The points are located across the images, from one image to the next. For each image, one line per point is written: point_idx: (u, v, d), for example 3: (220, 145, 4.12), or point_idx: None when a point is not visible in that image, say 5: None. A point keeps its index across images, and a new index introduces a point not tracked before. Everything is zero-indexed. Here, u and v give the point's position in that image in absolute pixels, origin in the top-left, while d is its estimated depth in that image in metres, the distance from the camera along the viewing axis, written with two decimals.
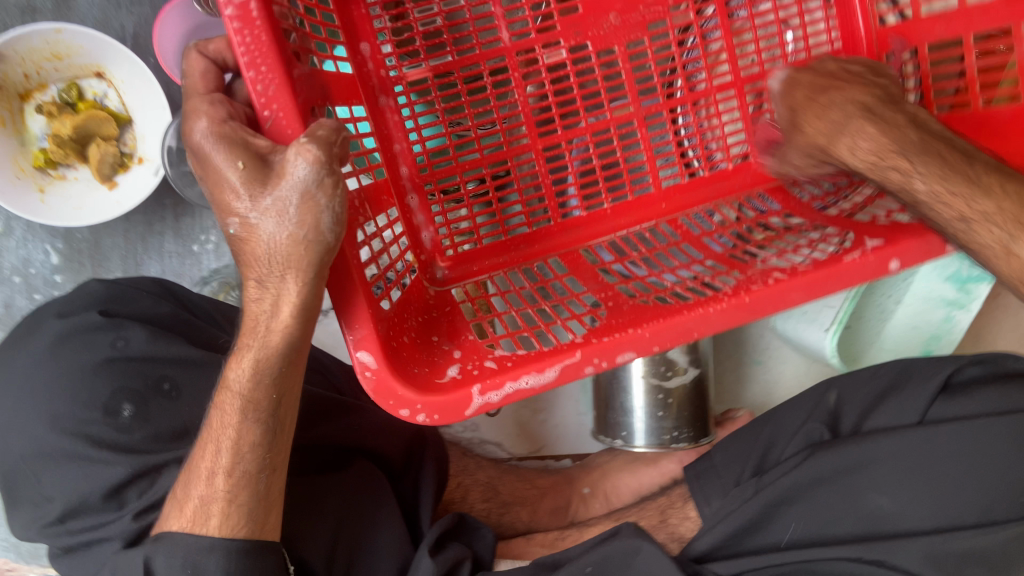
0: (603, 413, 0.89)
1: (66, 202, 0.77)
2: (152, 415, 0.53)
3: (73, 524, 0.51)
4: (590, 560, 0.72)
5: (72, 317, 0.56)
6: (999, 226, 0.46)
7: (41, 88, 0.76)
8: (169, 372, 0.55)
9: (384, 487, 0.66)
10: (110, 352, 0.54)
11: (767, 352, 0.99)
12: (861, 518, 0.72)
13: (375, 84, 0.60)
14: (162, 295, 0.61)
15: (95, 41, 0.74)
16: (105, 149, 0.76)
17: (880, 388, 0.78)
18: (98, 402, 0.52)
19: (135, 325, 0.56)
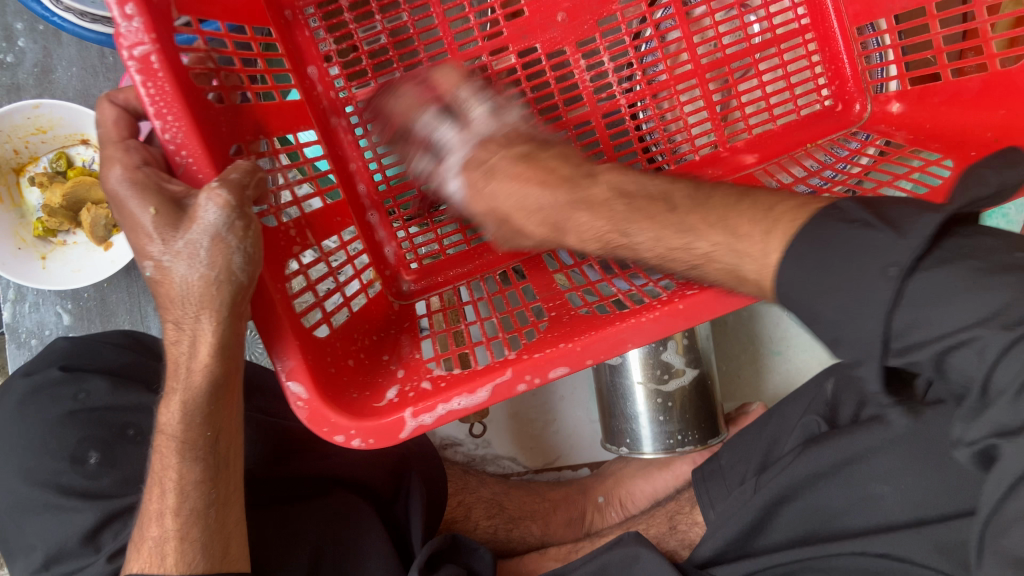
0: (608, 422, 0.87)
1: (66, 265, 0.81)
2: (118, 460, 0.61)
3: (56, 569, 0.57)
4: (588, 571, 0.77)
5: (37, 374, 0.64)
6: (732, 243, 0.44)
7: (33, 161, 0.81)
8: (131, 419, 0.62)
9: (368, 512, 0.70)
10: (71, 405, 0.62)
11: (785, 342, 0.96)
12: (863, 512, 0.71)
13: (327, 106, 0.70)
14: (126, 346, 0.69)
15: (73, 112, 0.78)
16: (95, 212, 0.80)
17: None
18: (63, 452, 0.59)
19: (93, 377, 0.64)
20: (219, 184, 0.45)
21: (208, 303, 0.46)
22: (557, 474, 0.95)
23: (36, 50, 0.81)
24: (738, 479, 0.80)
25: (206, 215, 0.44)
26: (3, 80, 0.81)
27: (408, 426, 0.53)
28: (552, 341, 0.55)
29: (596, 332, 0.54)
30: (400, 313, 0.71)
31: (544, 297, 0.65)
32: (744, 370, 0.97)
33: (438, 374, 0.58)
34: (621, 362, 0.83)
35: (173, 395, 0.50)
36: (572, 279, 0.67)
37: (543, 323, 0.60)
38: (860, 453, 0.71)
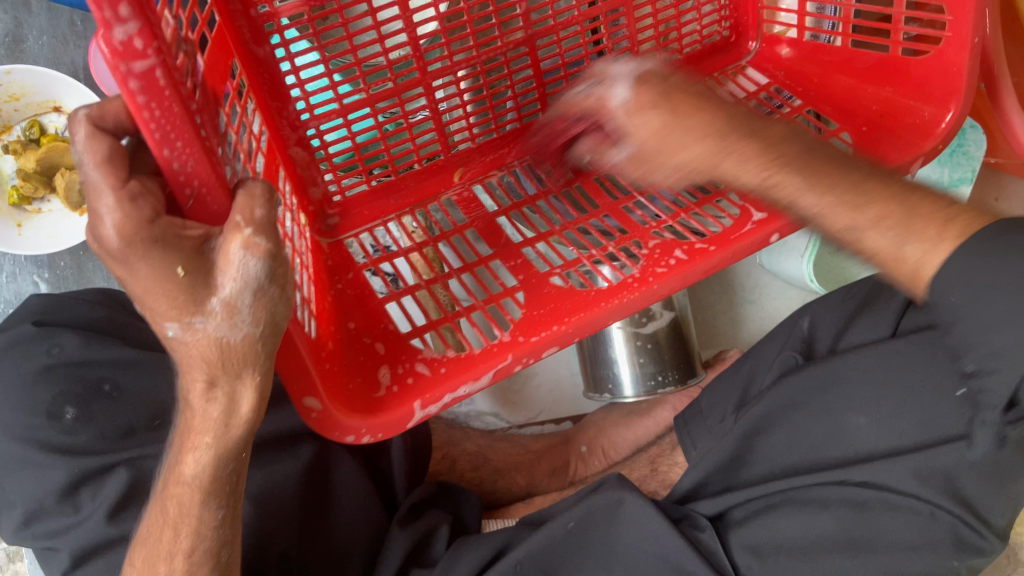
0: (590, 370, 0.88)
1: (42, 232, 0.81)
2: (95, 416, 0.58)
3: (37, 528, 0.56)
4: (571, 516, 0.70)
5: (9, 330, 0.61)
6: (886, 230, 0.48)
7: (7, 130, 0.81)
8: (106, 374, 0.59)
9: (351, 465, 0.69)
10: (45, 360, 0.59)
11: (758, 289, 0.98)
12: (841, 442, 0.72)
13: (242, 24, 0.55)
14: (99, 302, 0.64)
15: (44, 78, 0.78)
16: (70, 177, 0.80)
17: (851, 310, 0.79)
18: (38, 409, 0.57)
19: (67, 331, 0.60)
20: (251, 228, 0.37)
21: (247, 361, 0.41)
22: (539, 428, 0.96)
23: (6, 20, 0.81)
24: (720, 420, 0.81)
25: (245, 268, 0.37)
26: None
27: (416, 417, 0.55)
28: (541, 324, 0.57)
29: (583, 312, 0.57)
30: (337, 263, 0.67)
31: (500, 252, 0.65)
32: (719, 319, 0.99)
33: (429, 356, 0.58)
34: None
35: (194, 450, 0.45)
36: (527, 225, 0.68)
37: (519, 294, 0.61)
38: (836, 385, 0.73)
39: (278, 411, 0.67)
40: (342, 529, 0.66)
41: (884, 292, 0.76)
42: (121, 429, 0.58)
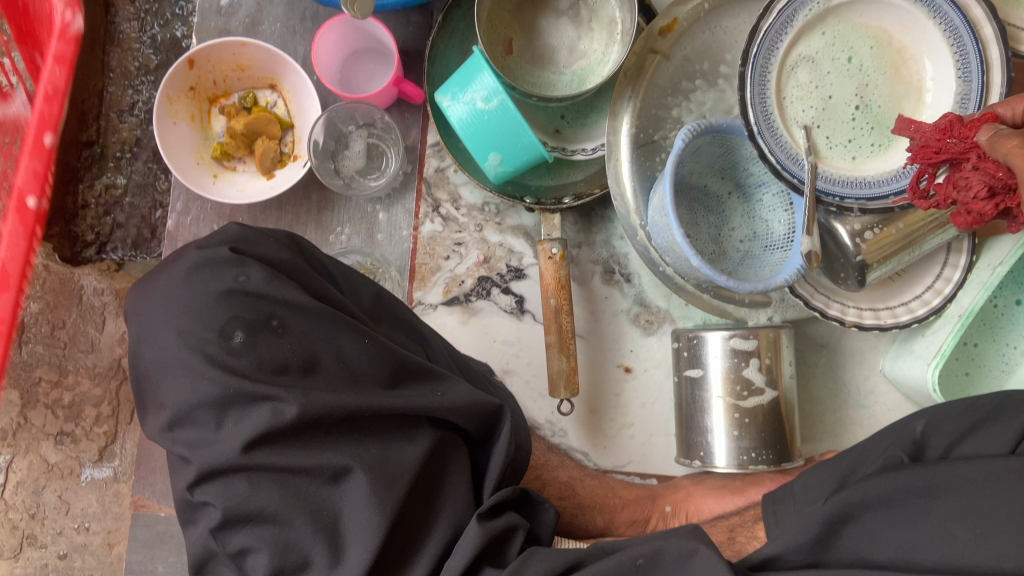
0: (684, 435, 0.88)
1: (232, 186, 0.92)
2: (258, 345, 0.66)
3: (180, 431, 0.65)
4: (641, 552, 0.67)
5: (209, 250, 0.69)
6: None
7: (226, 94, 0.93)
8: (277, 311, 0.67)
9: (456, 459, 0.73)
10: (230, 284, 0.67)
11: (873, 395, 0.97)
12: (937, 548, 0.65)
13: None
14: (286, 244, 0.73)
15: (270, 56, 0.90)
16: (268, 145, 0.91)
17: (970, 422, 0.73)
18: (214, 324, 0.66)
19: (254, 264, 0.68)
20: None
21: None
22: (625, 477, 0.96)
23: (251, 5, 0.94)
24: (810, 504, 0.76)
25: None
26: (217, 24, 0.95)
27: None
28: None
29: None
30: None
31: None
32: (826, 417, 0.98)
33: None
34: (702, 375, 0.85)
35: None
36: None
37: None
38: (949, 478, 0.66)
39: (405, 387, 0.70)
40: (438, 519, 0.68)
41: (1008, 410, 0.71)
42: (276, 363, 0.65)
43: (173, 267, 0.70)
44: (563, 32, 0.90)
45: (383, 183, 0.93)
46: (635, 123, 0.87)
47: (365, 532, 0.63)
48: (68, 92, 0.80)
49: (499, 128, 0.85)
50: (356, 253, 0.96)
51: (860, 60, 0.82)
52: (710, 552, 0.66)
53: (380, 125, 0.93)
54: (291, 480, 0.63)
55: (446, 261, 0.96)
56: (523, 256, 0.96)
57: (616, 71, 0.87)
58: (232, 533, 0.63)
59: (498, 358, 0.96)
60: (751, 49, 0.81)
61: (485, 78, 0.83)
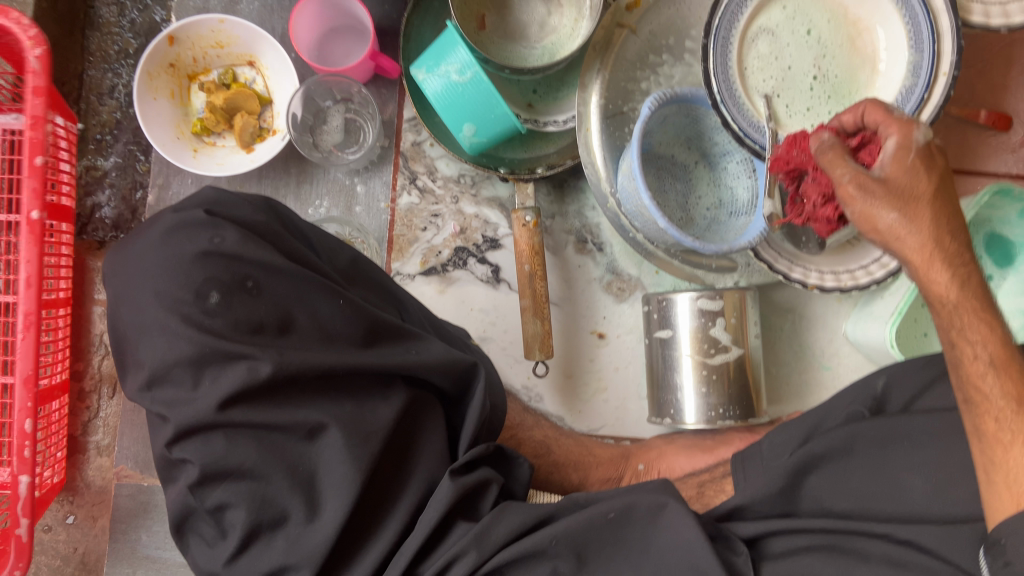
0: (655, 395, 0.92)
1: (212, 160, 0.94)
2: (234, 306, 0.67)
3: (156, 391, 0.66)
4: (612, 507, 0.67)
5: (184, 213, 0.71)
6: None
7: (205, 72, 0.95)
8: (251, 273, 0.68)
9: (431, 417, 0.76)
10: (205, 246, 0.68)
11: (836, 357, 1.01)
12: (890, 494, 0.69)
13: None
14: (261, 208, 0.75)
15: (249, 33, 0.93)
16: (247, 119, 0.93)
17: (929, 378, 0.76)
18: (189, 286, 0.67)
19: (229, 227, 0.70)
20: None
21: None
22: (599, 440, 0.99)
23: None
24: (777, 458, 0.78)
25: None
26: (196, 3, 0.97)
27: None
28: None
29: None
30: None
31: None
32: (792, 379, 1.01)
33: None
34: (672, 335, 0.89)
35: None
36: None
37: None
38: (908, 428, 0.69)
39: (377, 348, 0.73)
40: (412, 476, 0.71)
41: None
42: (253, 323, 0.67)
43: (149, 231, 0.71)
44: (533, 8, 0.93)
45: (360, 155, 0.96)
46: (603, 95, 0.90)
47: (342, 485, 0.65)
48: (52, 92, 0.84)
49: (475, 100, 0.88)
50: (335, 224, 0.97)
51: (817, 32, 0.86)
52: (680, 506, 0.67)
53: (357, 100, 0.96)
54: (269, 437, 0.65)
55: (423, 232, 0.99)
56: (499, 227, 0.99)
57: (585, 45, 0.90)
58: (210, 490, 0.64)
59: (474, 325, 0.99)
60: (713, 21, 0.85)
61: (458, 52, 0.86)
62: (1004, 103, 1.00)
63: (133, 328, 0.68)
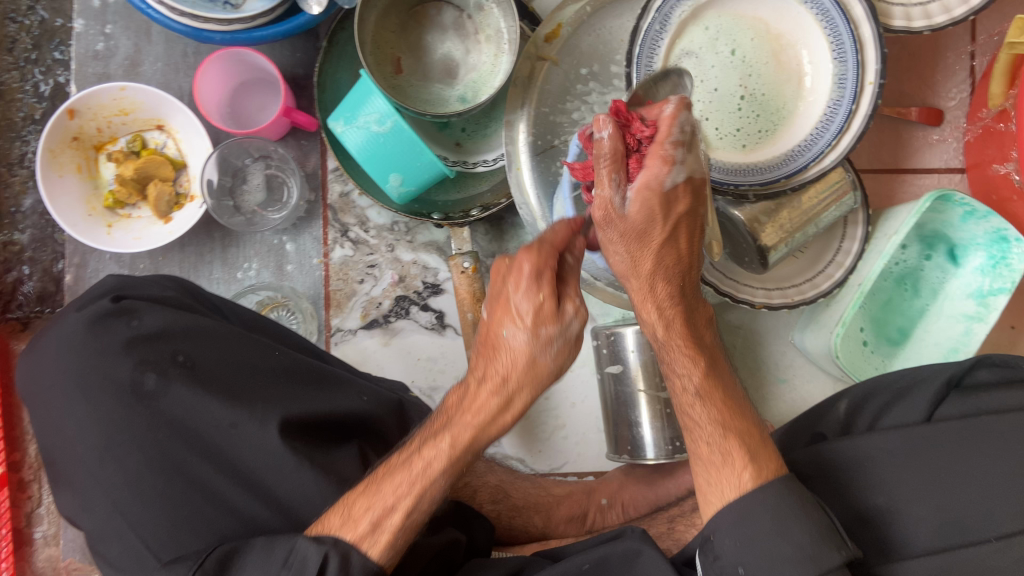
0: (612, 431, 0.89)
1: (129, 234, 0.89)
2: (171, 383, 0.63)
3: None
4: (589, 558, 0.67)
5: (90, 307, 0.66)
6: None
7: (112, 140, 0.91)
8: (180, 346, 0.64)
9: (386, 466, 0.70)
10: (127, 333, 0.64)
11: (791, 369, 1.00)
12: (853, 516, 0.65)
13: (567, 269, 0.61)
14: (176, 290, 0.71)
15: (154, 97, 0.88)
16: (161, 187, 0.89)
17: (894, 393, 0.73)
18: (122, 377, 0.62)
19: (145, 307, 0.66)
20: None
21: None
22: (562, 478, 0.97)
23: (128, 46, 0.92)
24: None
25: None
26: (95, 69, 0.92)
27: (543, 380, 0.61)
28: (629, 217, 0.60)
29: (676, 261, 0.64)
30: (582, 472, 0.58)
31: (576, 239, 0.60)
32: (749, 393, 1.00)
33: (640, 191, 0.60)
34: (623, 371, 0.87)
35: None
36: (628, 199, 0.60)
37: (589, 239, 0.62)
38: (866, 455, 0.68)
39: (329, 394, 0.68)
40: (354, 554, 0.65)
41: (922, 379, 0.71)
42: (200, 392, 0.63)
43: (59, 328, 0.66)
44: (448, 46, 0.90)
45: (284, 215, 0.92)
46: (531, 131, 0.88)
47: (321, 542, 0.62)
48: None
49: (396, 149, 0.84)
50: (265, 288, 0.94)
51: (742, 52, 0.84)
52: (655, 551, 0.65)
53: (276, 156, 0.92)
54: (222, 494, 0.61)
55: (361, 284, 0.95)
56: (439, 271, 0.96)
57: (506, 81, 0.87)
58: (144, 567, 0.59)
59: (424, 376, 0.96)
60: (633, 49, 0.82)
61: (375, 102, 0.83)
62: (936, 97, 1.00)
63: (59, 449, 0.64)
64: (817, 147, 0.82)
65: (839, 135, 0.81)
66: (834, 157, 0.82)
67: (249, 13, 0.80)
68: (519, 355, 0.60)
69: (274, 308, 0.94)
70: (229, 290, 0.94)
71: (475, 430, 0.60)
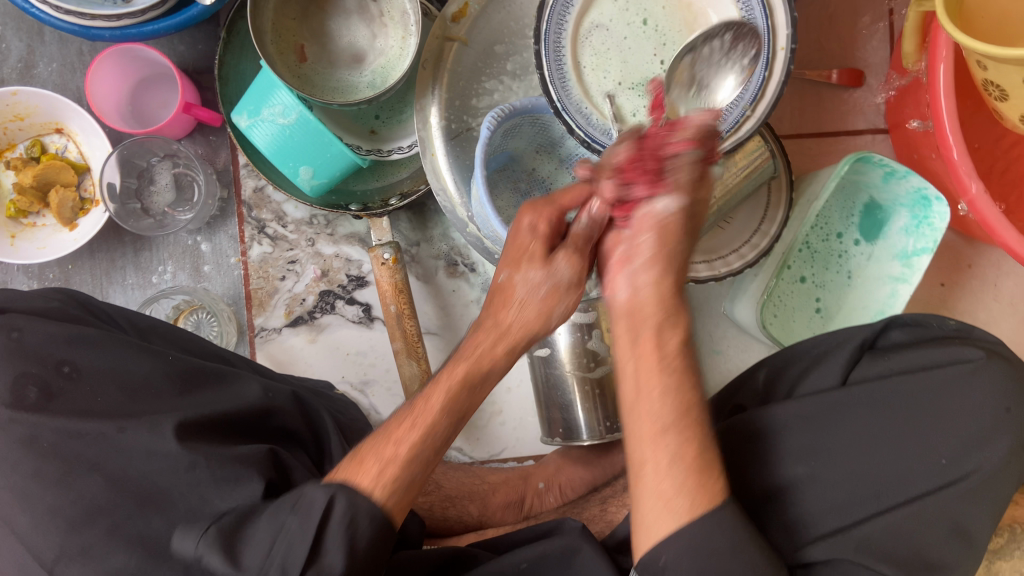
0: (545, 414, 0.88)
1: (33, 244, 0.86)
2: (54, 394, 0.62)
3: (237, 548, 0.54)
4: (526, 556, 0.66)
5: None
6: None
7: (10, 147, 0.87)
8: (66, 357, 0.63)
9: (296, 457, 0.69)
10: (6, 343, 0.63)
11: (725, 340, 1.00)
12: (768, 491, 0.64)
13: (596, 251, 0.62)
14: (65, 301, 0.69)
15: (49, 100, 0.84)
16: (63, 193, 0.85)
17: (813, 359, 0.72)
18: (2, 387, 0.61)
19: (26, 318, 0.64)
20: None
21: None
22: (501, 464, 0.96)
23: (21, 47, 0.88)
24: None
25: None
26: None
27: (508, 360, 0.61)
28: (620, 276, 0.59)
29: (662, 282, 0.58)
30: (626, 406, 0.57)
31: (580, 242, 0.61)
32: None
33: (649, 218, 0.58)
34: (550, 353, 0.85)
35: None
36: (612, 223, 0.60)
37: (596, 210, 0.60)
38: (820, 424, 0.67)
39: (228, 389, 0.68)
40: None
41: (836, 345, 0.71)
42: (82, 400, 0.62)
43: None
44: (355, 31, 0.87)
45: (194, 214, 0.88)
46: (443, 115, 0.85)
47: None
48: None
49: (304, 142, 0.82)
50: (180, 292, 0.90)
51: (654, 21, 0.82)
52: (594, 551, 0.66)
53: (183, 154, 0.89)
54: (126, 516, 0.58)
55: (282, 281, 0.93)
56: (362, 264, 0.93)
57: (415, 65, 0.85)
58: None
59: (353, 370, 0.94)
60: (541, 26, 0.81)
61: (280, 93, 0.80)
62: (857, 59, 0.99)
63: None
64: (735, 115, 0.79)
65: (754, 103, 0.79)
66: (750, 124, 0.80)
67: (140, 7, 0.77)
68: (527, 312, 0.61)
69: (191, 312, 0.91)
70: (145, 296, 0.91)
71: (471, 365, 0.60)
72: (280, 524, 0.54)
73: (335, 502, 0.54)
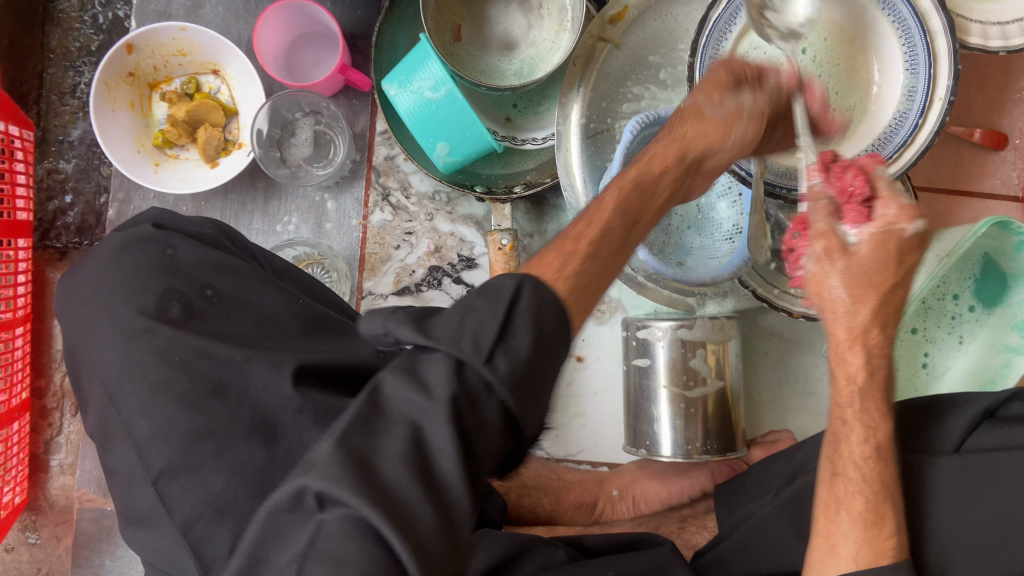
0: (632, 424, 0.88)
1: (173, 174, 0.90)
2: (196, 313, 0.64)
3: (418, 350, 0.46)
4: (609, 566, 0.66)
5: (131, 230, 0.69)
6: None
7: (167, 80, 0.91)
8: (211, 281, 0.66)
9: None
10: (159, 260, 0.67)
11: (822, 384, 0.98)
12: None
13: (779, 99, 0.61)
14: (212, 231, 0.72)
15: (212, 41, 0.88)
16: (210, 131, 0.89)
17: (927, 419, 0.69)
18: (147, 303, 0.64)
19: (179, 238, 0.68)
20: None
21: None
22: (576, 465, 0.97)
23: None
24: (761, 495, 0.76)
25: None
26: (157, 7, 0.92)
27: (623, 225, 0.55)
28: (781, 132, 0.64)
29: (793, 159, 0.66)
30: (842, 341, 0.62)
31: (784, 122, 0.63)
32: (776, 404, 0.99)
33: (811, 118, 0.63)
34: (650, 365, 0.85)
35: None
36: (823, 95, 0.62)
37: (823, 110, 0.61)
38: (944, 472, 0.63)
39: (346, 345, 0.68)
40: None
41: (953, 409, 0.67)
42: (218, 326, 0.64)
43: (98, 251, 0.69)
44: (511, 19, 0.89)
45: (330, 172, 0.91)
46: (585, 113, 0.86)
47: None
48: None
49: (448, 118, 0.83)
50: (302, 244, 0.94)
51: (812, 51, 0.83)
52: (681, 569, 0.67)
53: (327, 113, 0.93)
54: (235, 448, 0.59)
55: (396, 250, 0.94)
56: (475, 245, 0.95)
57: (565, 59, 0.86)
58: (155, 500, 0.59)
59: None
60: (700, 38, 0.81)
61: (432, 66, 0.82)
62: (1004, 121, 0.96)
63: (88, 382, 0.65)
64: (878, 157, 0.80)
65: (902, 148, 0.79)
66: (894, 168, 0.79)
67: None
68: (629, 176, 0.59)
69: (310, 265, 0.94)
70: (267, 242, 0.94)
71: (624, 230, 0.55)
72: (469, 304, 0.47)
73: (528, 289, 0.47)
